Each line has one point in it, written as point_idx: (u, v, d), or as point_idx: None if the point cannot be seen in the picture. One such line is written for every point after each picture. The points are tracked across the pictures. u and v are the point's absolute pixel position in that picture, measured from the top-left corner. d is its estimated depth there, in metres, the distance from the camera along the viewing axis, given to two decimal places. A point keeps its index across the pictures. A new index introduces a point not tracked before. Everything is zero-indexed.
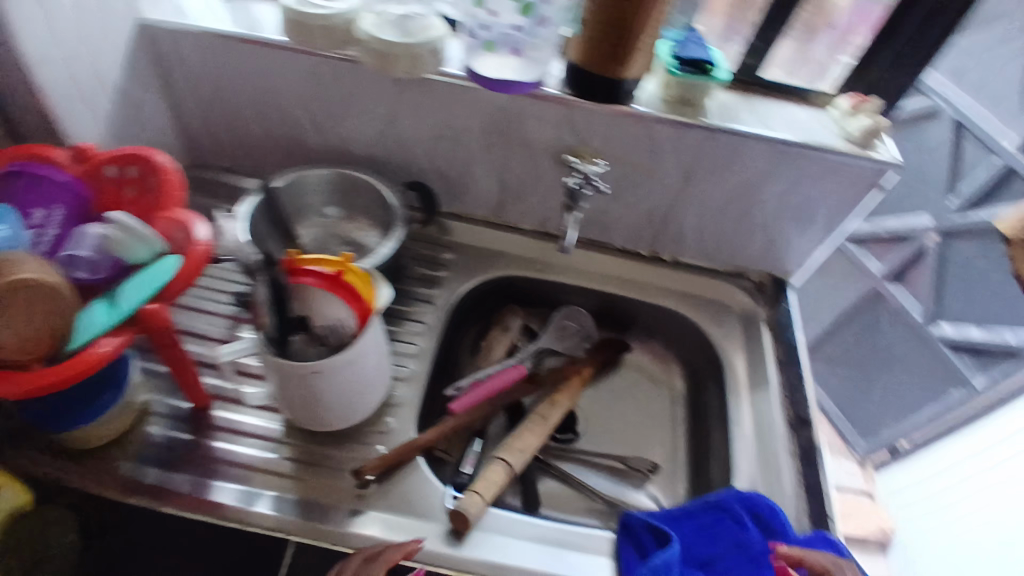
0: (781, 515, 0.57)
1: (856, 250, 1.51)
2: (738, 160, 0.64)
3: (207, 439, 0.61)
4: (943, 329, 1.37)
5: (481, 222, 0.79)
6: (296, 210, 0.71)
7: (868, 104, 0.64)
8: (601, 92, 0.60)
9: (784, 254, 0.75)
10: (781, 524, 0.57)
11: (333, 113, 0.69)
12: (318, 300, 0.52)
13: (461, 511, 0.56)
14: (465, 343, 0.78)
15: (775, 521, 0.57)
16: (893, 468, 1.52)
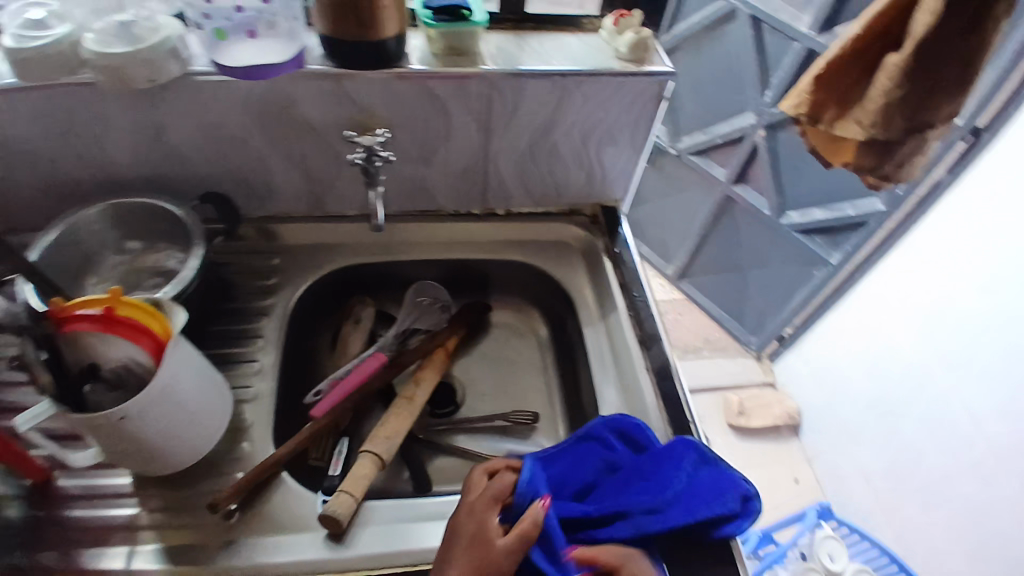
0: (644, 428, 0.58)
1: (700, 161, 1.67)
2: (525, 97, 0.65)
3: (56, 510, 0.54)
4: (792, 218, 1.51)
5: (301, 217, 0.75)
6: (84, 254, 0.65)
7: (630, 19, 0.66)
8: (370, 57, 0.59)
9: (606, 181, 0.77)
10: (645, 437, 0.57)
11: (89, 138, 0.63)
12: (99, 345, 0.47)
13: (331, 516, 0.52)
14: (321, 345, 0.75)
15: (640, 435, 0.58)
16: (785, 355, 1.69)
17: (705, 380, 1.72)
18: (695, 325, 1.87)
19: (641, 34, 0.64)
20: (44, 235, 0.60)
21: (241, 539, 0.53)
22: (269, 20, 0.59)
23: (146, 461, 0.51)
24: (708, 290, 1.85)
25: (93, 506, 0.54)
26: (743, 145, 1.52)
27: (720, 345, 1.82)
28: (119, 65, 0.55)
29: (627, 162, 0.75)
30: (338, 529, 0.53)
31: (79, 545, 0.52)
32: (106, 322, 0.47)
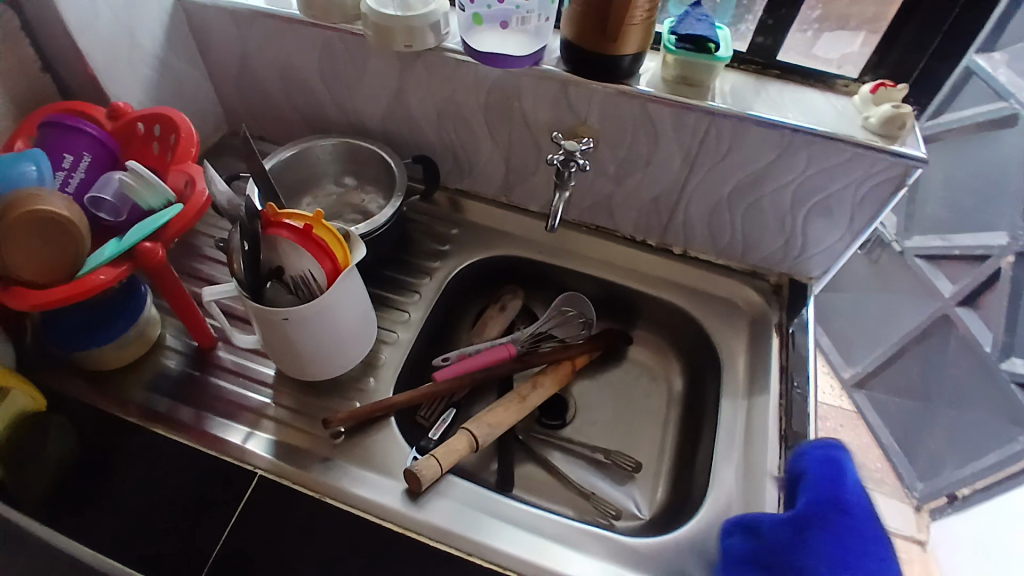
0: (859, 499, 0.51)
1: (925, 267, 1.45)
2: (742, 145, 0.61)
3: (208, 375, 0.65)
4: (1015, 364, 1.23)
5: (488, 200, 0.79)
6: (309, 177, 0.75)
7: (895, 91, 0.59)
8: (599, 70, 0.60)
9: (803, 254, 0.70)
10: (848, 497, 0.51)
11: (346, 84, 0.73)
12: (289, 253, 0.53)
13: (413, 473, 0.55)
14: (465, 319, 0.79)
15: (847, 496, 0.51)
16: (950, 517, 1.43)
17: None
18: (853, 443, 1.63)
19: (901, 109, 0.57)
20: (280, 153, 0.71)
21: (338, 461, 0.58)
22: (523, 16, 0.61)
23: (292, 362, 0.57)
24: (883, 410, 1.60)
25: (236, 383, 0.65)
26: (986, 266, 1.29)
27: (877, 476, 1.57)
28: (386, 25, 0.62)
29: (837, 239, 0.67)
30: (415, 487, 0.56)
31: (222, 411, 0.62)
32: (303, 236, 0.52)
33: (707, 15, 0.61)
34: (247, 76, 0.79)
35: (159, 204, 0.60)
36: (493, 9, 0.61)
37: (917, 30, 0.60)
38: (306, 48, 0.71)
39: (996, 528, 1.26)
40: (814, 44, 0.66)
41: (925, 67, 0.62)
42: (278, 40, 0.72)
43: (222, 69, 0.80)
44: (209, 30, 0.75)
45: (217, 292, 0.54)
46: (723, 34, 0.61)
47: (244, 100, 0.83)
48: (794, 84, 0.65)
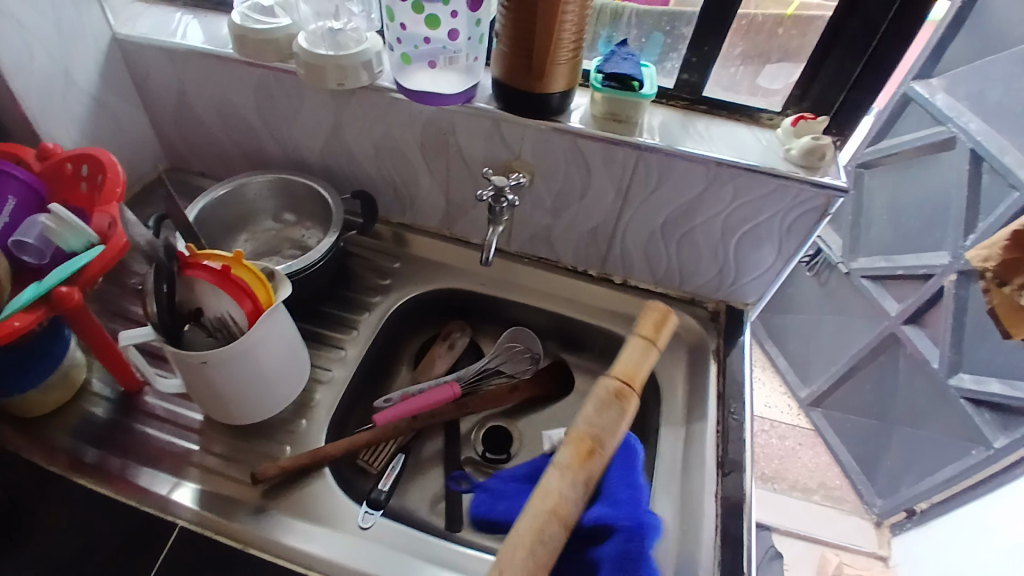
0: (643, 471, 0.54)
1: (873, 288, 1.49)
2: (670, 179, 0.63)
3: (134, 421, 0.63)
4: (963, 380, 1.27)
5: (431, 234, 0.79)
6: (245, 213, 0.74)
7: (812, 124, 0.61)
8: (529, 106, 0.61)
9: (738, 283, 0.72)
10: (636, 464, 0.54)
11: (282, 120, 0.73)
12: (207, 295, 0.53)
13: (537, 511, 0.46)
14: (407, 354, 0.78)
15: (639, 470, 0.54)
16: (909, 532, 1.44)
17: (803, 526, 1.50)
18: (813, 462, 1.64)
19: (819, 141, 0.59)
20: (212, 191, 0.70)
21: (266, 509, 0.56)
22: (451, 57, 0.62)
23: (217, 407, 0.56)
24: (839, 428, 1.62)
25: (163, 429, 0.62)
26: (928, 284, 1.33)
27: (836, 494, 1.58)
28: (317, 64, 0.62)
29: (767, 266, 0.68)
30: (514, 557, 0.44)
31: (150, 459, 0.59)
32: (221, 277, 0.52)
33: (632, 53, 0.62)
34: (183, 113, 0.77)
35: (81, 246, 0.57)
36: (420, 50, 0.62)
37: (834, 66, 0.61)
38: (243, 86, 0.71)
39: (952, 541, 1.28)
40: (758, 74, 0.68)
41: (840, 103, 0.64)
42: (215, 78, 0.71)
43: (159, 106, 0.78)
44: (144, 68, 0.74)
45: (134, 335, 0.51)
46: (649, 71, 0.63)
47: (181, 136, 0.81)
48: (720, 119, 0.67)
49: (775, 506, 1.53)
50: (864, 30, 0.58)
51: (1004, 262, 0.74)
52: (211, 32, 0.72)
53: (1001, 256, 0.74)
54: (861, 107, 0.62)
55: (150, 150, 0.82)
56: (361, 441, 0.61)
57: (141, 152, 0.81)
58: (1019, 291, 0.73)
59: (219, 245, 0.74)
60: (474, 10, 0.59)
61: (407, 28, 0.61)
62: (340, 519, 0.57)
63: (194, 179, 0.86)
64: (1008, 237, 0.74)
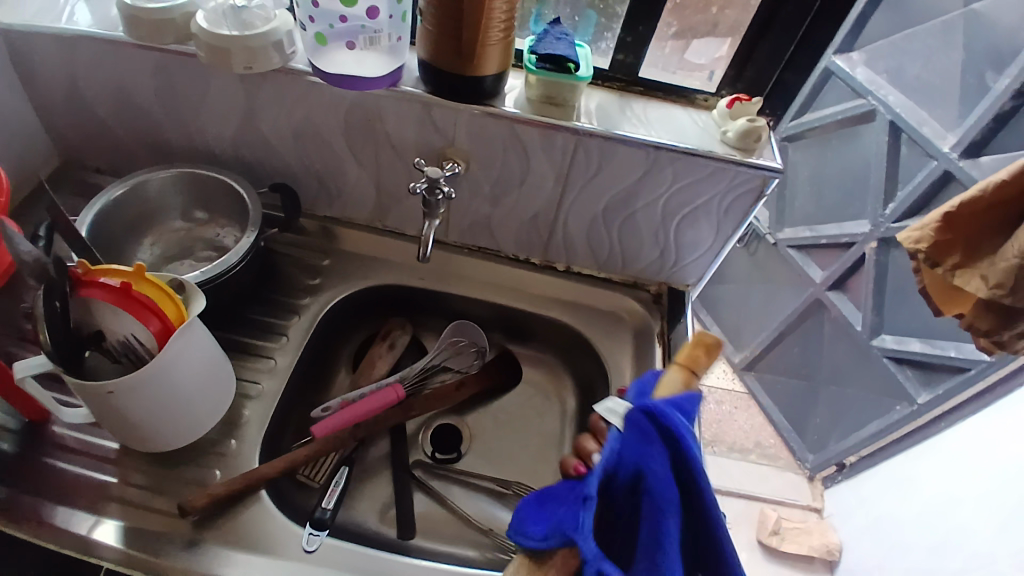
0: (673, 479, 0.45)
1: (800, 256, 1.55)
2: (609, 163, 0.61)
3: (37, 455, 0.55)
4: (885, 341, 1.36)
5: (363, 227, 0.75)
6: (150, 213, 0.67)
7: (747, 105, 0.60)
8: (463, 89, 0.57)
9: (679, 266, 0.71)
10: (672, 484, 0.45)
11: (186, 108, 0.65)
12: (107, 316, 0.46)
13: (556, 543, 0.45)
14: (343, 355, 0.74)
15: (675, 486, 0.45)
16: (840, 483, 1.54)
17: (744, 485, 1.58)
18: (749, 424, 1.72)
19: (755, 122, 0.58)
20: (107, 190, 0.62)
21: (201, 541, 0.52)
22: (372, 37, 0.57)
23: (132, 436, 0.51)
24: (772, 391, 1.70)
25: (73, 461, 0.55)
26: (851, 251, 1.40)
27: (771, 452, 1.67)
28: (222, 46, 0.55)
29: (707, 247, 0.68)
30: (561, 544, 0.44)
31: (60, 496, 0.53)
32: (121, 295, 0.46)
33: (565, 33, 0.60)
34: (69, 101, 0.68)
35: None
36: (336, 29, 0.56)
37: (766, 44, 0.61)
38: (137, 71, 0.63)
39: (881, 490, 1.38)
40: (685, 50, 0.65)
41: (772, 82, 0.64)
42: (105, 63, 0.63)
43: (40, 95, 0.68)
44: (17, 52, 0.64)
45: (30, 367, 0.45)
46: (583, 52, 0.60)
47: (69, 128, 0.71)
48: (656, 100, 0.66)
49: (717, 470, 1.60)
50: (797, 14, 0.58)
51: (937, 243, 0.78)
52: (101, 13, 0.64)
53: (932, 239, 0.78)
54: (795, 86, 0.63)
55: (33, 144, 0.72)
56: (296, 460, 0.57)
57: (22, 147, 0.71)
58: (951, 271, 0.79)
59: (124, 250, 0.66)
60: None
61: (320, 4, 0.55)
62: (285, 545, 0.53)
63: (88, 175, 0.76)
64: (940, 218, 0.78)
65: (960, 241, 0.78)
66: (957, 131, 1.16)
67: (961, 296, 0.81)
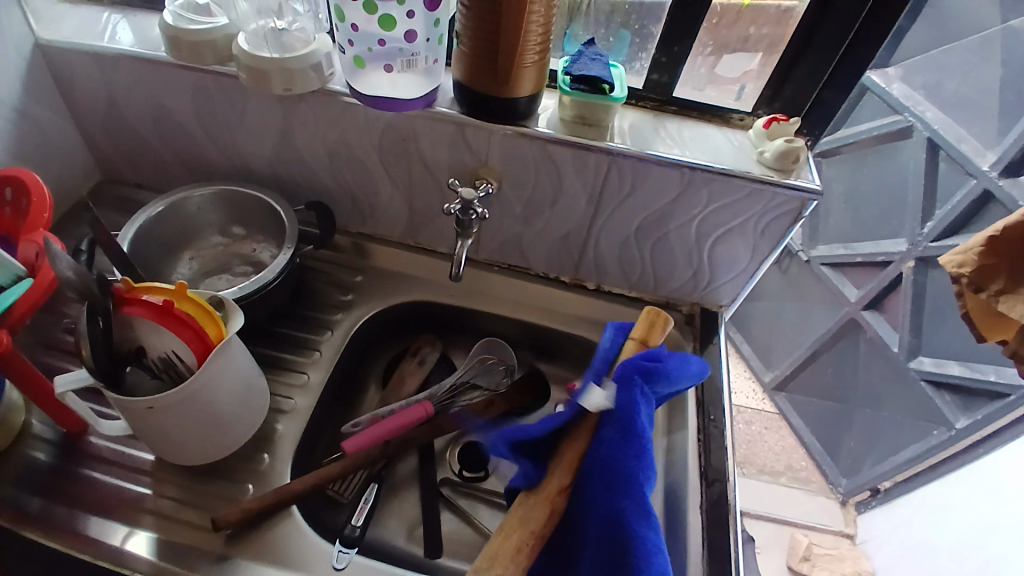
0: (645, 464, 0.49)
1: (834, 274, 1.52)
2: (643, 183, 0.60)
3: (77, 466, 0.57)
4: (922, 363, 1.32)
5: (397, 244, 0.75)
6: (190, 229, 0.68)
7: (784, 125, 0.59)
8: (497, 110, 0.57)
9: (712, 286, 0.70)
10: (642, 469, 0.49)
11: (226, 128, 0.67)
12: (148, 333, 0.47)
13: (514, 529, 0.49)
14: (374, 372, 0.74)
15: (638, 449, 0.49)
16: (874, 509, 1.49)
17: (773, 509, 1.54)
18: (780, 445, 1.68)
19: (792, 144, 0.58)
20: (149, 207, 0.64)
21: (231, 557, 0.52)
22: (409, 60, 0.57)
23: (168, 450, 0.51)
24: (803, 411, 1.66)
25: (111, 472, 0.57)
26: (887, 270, 1.36)
27: (803, 475, 1.63)
28: (261, 68, 0.57)
29: (742, 267, 0.67)
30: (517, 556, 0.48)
31: (97, 507, 0.54)
32: (163, 312, 0.47)
33: (600, 54, 0.60)
34: (115, 120, 0.70)
35: (7, 281, 0.51)
36: (374, 52, 0.56)
37: (805, 64, 0.60)
38: (181, 92, 0.65)
39: (918, 518, 1.33)
40: (716, 65, 0.64)
41: (810, 101, 0.63)
42: (150, 83, 0.65)
43: (88, 114, 0.71)
44: (69, 74, 0.67)
45: (71, 381, 0.46)
46: (617, 72, 0.61)
47: (113, 145, 0.74)
48: (691, 120, 0.65)
49: (745, 492, 1.57)
50: (835, 32, 0.57)
51: (980, 268, 0.76)
52: (144, 33, 0.66)
53: (977, 263, 0.76)
54: (834, 106, 0.61)
55: (79, 160, 0.75)
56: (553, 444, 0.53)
57: (70, 164, 0.74)
58: (994, 298, 0.76)
59: (164, 265, 0.67)
60: (432, 8, 0.55)
61: (360, 28, 0.55)
62: (313, 563, 0.53)
63: (130, 190, 0.79)
64: (984, 242, 0.76)
65: (1005, 265, 0.75)
66: (997, 148, 1.13)
67: (1004, 323, 0.78)
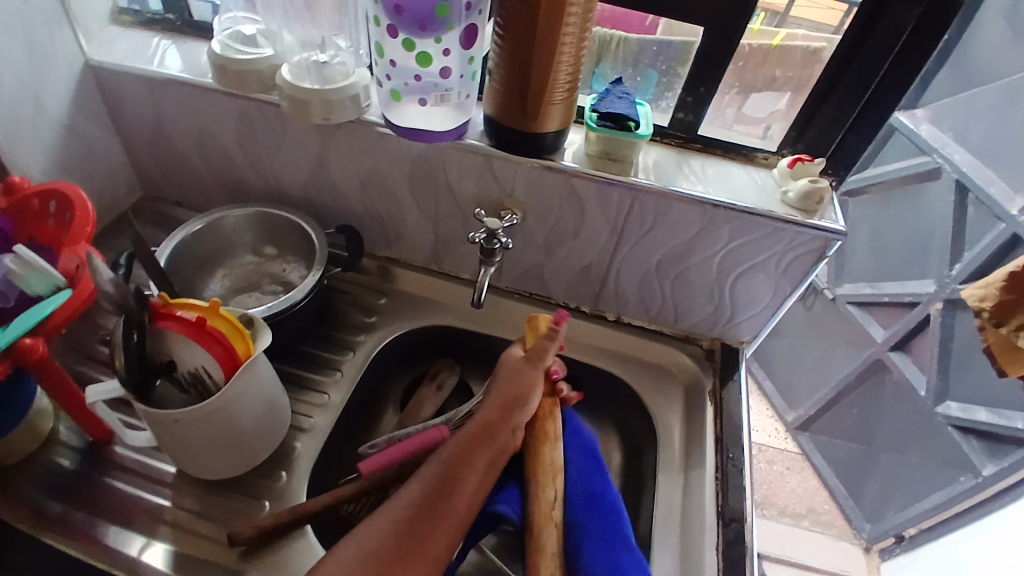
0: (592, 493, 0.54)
1: (859, 313, 1.50)
2: (665, 219, 0.61)
3: (102, 474, 0.58)
4: (950, 408, 1.29)
5: (421, 268, 0.77)
6: (224, 248, 0.71)
7: (806, 166, 0.60)
8: (523, 145, 0.59)
9: (733, 323, 0.70)
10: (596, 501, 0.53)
11: (264, 152, 0.70)
12: (180, 348, 0.49)
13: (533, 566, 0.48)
14: (393, 394, 0.75)
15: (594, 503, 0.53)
16: (898, 558, 1.44)
17: (792, 552, 1.49)
18: (801, 486, 1.64)
19: (817, 184, 0.58)
20: (188, 225, 0.66)
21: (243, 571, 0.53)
22: (443, 94, 0.59)
23: (191, 462, 0.53)
24: (826, 452, 1.62)
25: (133, 481, 0.58)
26: (914, 312, 1.34)
27: (825, 519, 1.57)
28: (301, 97, 0.59)
29: (764, 304, 0.67)
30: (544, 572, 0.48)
31: (119, 516, 0.55)
32: (197, 329, 0.49)
33: (627, 92, 0.61)
34: (159, 141, 0.74)
35: (47, 290, 0.53)
36: (410, 86, 0.59)
37: (831, 107, 0.61)
38: (223, 117, 0.68)
39: (943, 570, 1.28)
40: (744, 106, 0.66)
41: (835, 143, 0.63)
42: (195, 107, 0.68)
43: (134, 134, 0.74)
44: (120, 96, 0.71)
45: (101, 391, 0.48)
46: (643, 110, 0.62)
47: (156, 164, 0.77)
48: (715, 158, 0.66)
49: (764, 533, 1.52)
50: (861, 78, 0.58)
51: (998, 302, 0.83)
52: (192, 59, 0.70)
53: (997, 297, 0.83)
54: (859, 149, 0.62)
55: (123, 178, 0.79)
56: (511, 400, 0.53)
57: (114, 181, 0.77)
58: (1015, 332, 0.80)
59: (197, 281, 0.70)
60: (467, 46, 0.57)
61: (397, 63, 0.58)
62: None
63: (169, 207, 0.82)
64: (1003, 279, 0.83)
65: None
66: None
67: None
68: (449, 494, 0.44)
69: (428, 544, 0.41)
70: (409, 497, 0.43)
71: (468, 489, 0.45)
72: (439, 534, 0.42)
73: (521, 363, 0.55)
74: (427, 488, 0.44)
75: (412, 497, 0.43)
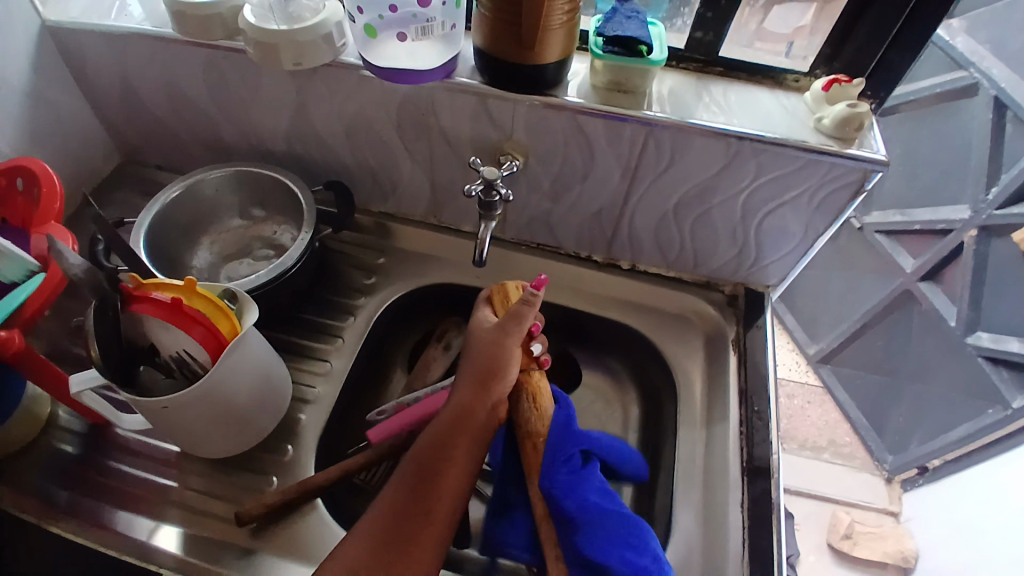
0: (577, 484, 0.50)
1: (887, 242, 1.42)
2: (683, 156, 0.55)
3: (104, 457, 0.57)
4: (981, 338, 1.23)
5: (419, 222, 0.72)
6: (208, 213, 0.66)
7: (843, 88, 0.53)
8: (522, 80, 0.52)
9: (758, 266, 0.65)
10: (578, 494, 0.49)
11: (239, 106, 0.64)
12: (158, 331, 0.46)
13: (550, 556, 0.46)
14: (400, 355, 0.72)
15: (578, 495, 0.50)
16: (921, 487, 1.43)
17: (814, 485, 1.49)
18: (823, 419, 1.62)
19: (856, 108, 0.51)
20: (165, 192, 0.61)
21: (255, 551, 0.51)
22: (425, 26, 0.52)
23: (189, 445, 0.50)
24: (849, 385, 1.59)
25: (136, 464, 0.56)
26: (947, 239, 1.27)
27: (846, 451, 1.57)
28: (269, 42, 0.53)
29: (794, 244, 0.61)
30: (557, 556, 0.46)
31: (125, 500, 0.54)
32: (172, 310, 0.45)
33: (637, 11, 0.54)
34: (127, 101, 0.68)
35: (21, 276, 0.49)
36: (386, 19, 0.52)
37: (873, 14, 0.53)
38: (189, 70, 0.61)
39: (967, 497, 1.27)
40: (767, 21, 0.57)
41: (875, 58, 0.55)
42: (158, 60, 0.62)
43: (100, 95, 0.69)
44: (75, 51, 0.64)
45: (85, 380, 0.45)
46: (656, 31, 0.55)
47: (128, 126, 0.72)
48: (738, 83, 0.59)
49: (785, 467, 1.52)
50: None
51: None
52: (149, 6, 0.62)
53: None
54: (904, 63, 0.54)
55: (97, 142, 0.73)
56: (486, 372, 0.50)
57: (87, 147, 0.72)
58: None
59: (183, 251, 0.66)
60: None
61: None
62: None
63: (150, 171, 0.77)
64: None
65: None
66: None
67: None
68: (433, 487, 0.43)
69: (417, 548, 0.40)
70: (391, 501, 0.42)
71: (453, 475, 0.44)
72: (431, 533, 0.41)
73: (493, 330, 0.52)
74: (412, 483, 0.43)
75: (397, 494, 0.43)
